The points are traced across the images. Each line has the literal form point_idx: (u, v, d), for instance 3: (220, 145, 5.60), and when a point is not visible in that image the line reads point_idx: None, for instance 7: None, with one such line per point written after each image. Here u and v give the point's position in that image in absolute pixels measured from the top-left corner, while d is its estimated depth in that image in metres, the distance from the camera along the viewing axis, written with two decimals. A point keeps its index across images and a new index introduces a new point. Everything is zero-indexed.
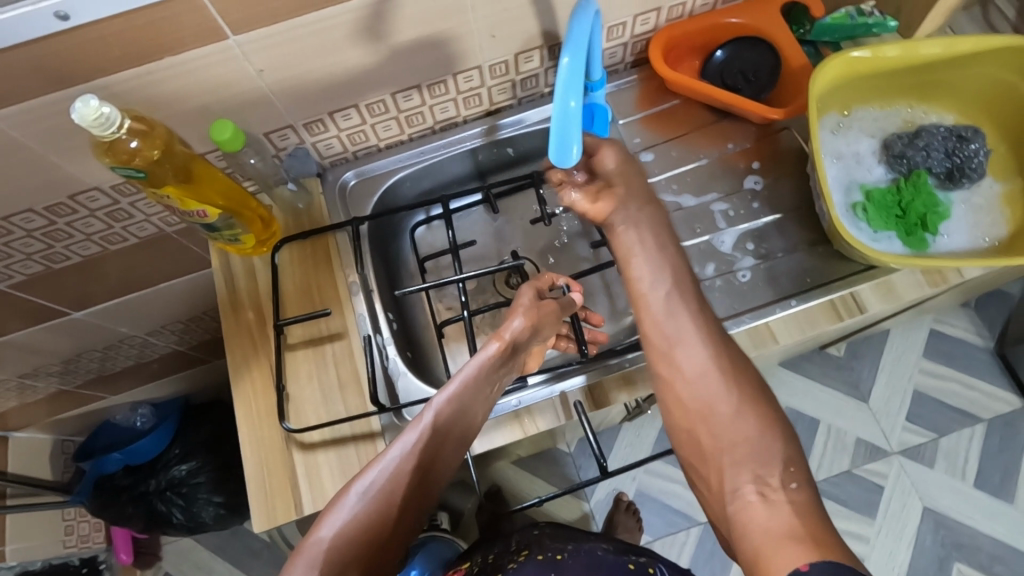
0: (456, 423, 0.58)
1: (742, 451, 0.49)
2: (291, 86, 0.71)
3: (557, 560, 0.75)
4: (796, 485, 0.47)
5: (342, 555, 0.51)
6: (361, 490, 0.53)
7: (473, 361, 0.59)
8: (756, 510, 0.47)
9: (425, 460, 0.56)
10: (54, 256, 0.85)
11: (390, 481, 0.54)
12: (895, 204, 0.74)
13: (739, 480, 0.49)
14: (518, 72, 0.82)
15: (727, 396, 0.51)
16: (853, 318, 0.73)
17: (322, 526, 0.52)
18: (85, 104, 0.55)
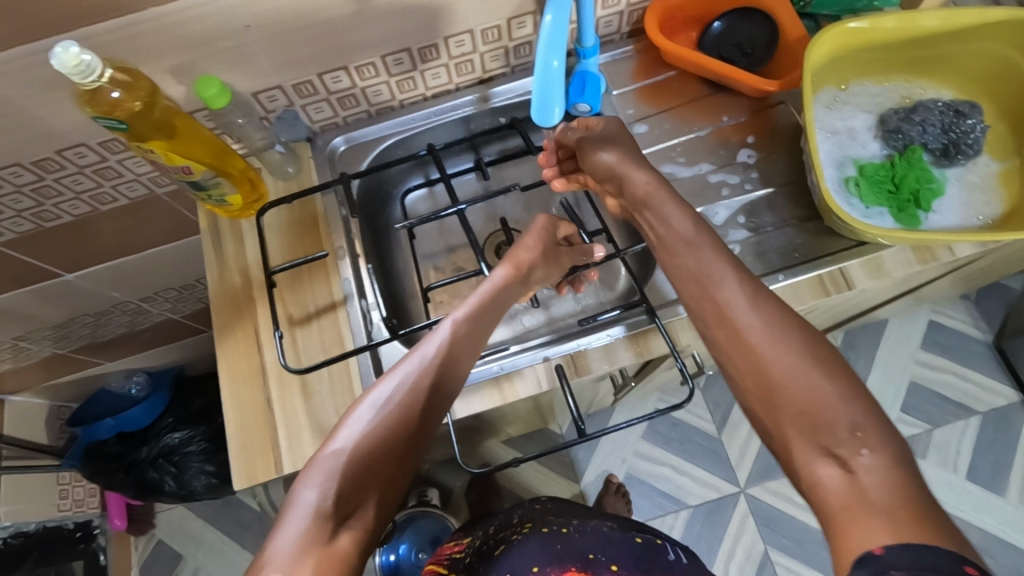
0: (469, 344, 0.64)
1: (805, 420, 0.49)
2: (278, 44, 0.70)
3: (563, 532, 0.78)
4: (867, 452, 0.45)
5: (360, 464, 0.53)
6: (375, 402, 0.57)
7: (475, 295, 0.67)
8: (834, 484, 0.45)
9: (440, 374, 0.60)
10: (44, 213, 0.85)
11: (409, 394, 0.57)
12: (887, 180, 0.73)
13: (811, 455, 0.48)
14: (511, 39, 0.81)
15: (791, 360, 0.51)
16: (840, 293, 0.72)
17: (337, 440, 0.54)
18: (65, 50, 0.55)
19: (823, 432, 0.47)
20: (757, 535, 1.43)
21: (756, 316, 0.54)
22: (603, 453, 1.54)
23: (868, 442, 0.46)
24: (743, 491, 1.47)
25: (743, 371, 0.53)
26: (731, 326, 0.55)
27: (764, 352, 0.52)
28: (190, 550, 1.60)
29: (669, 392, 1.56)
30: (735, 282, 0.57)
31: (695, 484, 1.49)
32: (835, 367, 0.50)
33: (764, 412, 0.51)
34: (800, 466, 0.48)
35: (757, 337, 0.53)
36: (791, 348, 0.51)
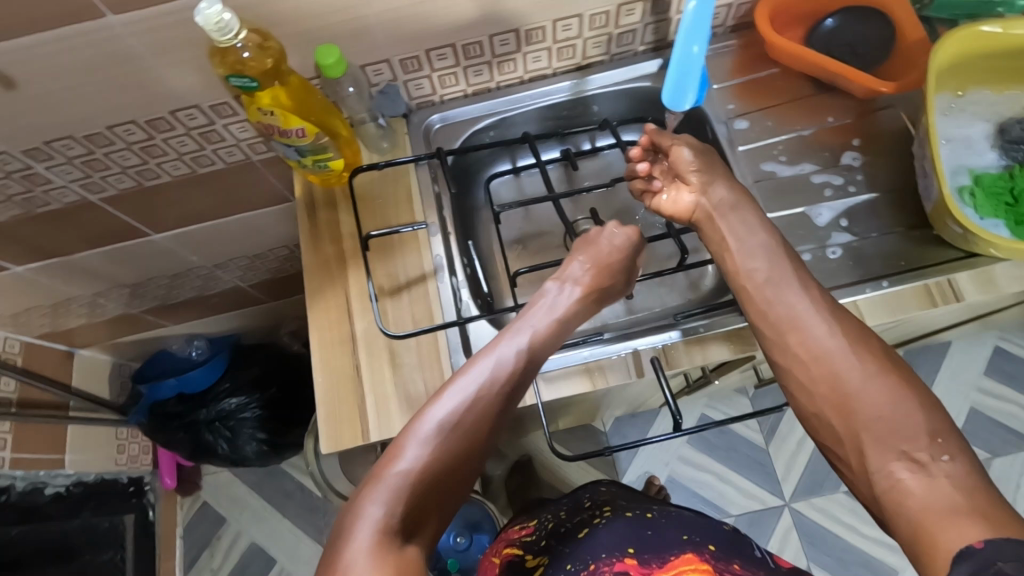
0: (531, 361, 0.64)
1: (882, 427, 0.52)
2: (395, 17, 0.71)
3: (650, 517, 0.76)
4: (947, 458, 0.49)
5: (422, 483, 0.55)
6: (438, 419, 0.58)
7: (526, 323, 0.66)
8: (914, 485, 0.49)
9: (500, 396, 0.61)
10: (145, 172, 0.88)
11: (470, 414, 0.59)
12: (1005, 191, 0.71)
13: (888, 459, 0.51)
14: (616, 26, 0.81)
15: (861, 372, 0.55)
16: (947, 304, 0.70)
17: (399, 458, 0.56)
18: (209, 7, 0.56)
19: (902, 438, 0.51)
20: (801, 551, 1.41)
21: (831, 333, 0.58)
22: (647, 454, 1.52)
23: (947, 450, 0.50)
24: (788, 505, 1.44)
25: (822, 391, 0.57)
26: (807, 342, 0.59)
27: (838, 363, 0.56)
28: (233, 514, 1.64)
29: (718, 399, 1.54)
30: (812, 320, 0.60)
31: (739, 494, 1.47)
32: (900, 380, 0.54)
33: (843, 426, 0.55)
34: (876, 471, 0.52)
35: (826, 354, 0.57)
36: (863, 361, 0.56)
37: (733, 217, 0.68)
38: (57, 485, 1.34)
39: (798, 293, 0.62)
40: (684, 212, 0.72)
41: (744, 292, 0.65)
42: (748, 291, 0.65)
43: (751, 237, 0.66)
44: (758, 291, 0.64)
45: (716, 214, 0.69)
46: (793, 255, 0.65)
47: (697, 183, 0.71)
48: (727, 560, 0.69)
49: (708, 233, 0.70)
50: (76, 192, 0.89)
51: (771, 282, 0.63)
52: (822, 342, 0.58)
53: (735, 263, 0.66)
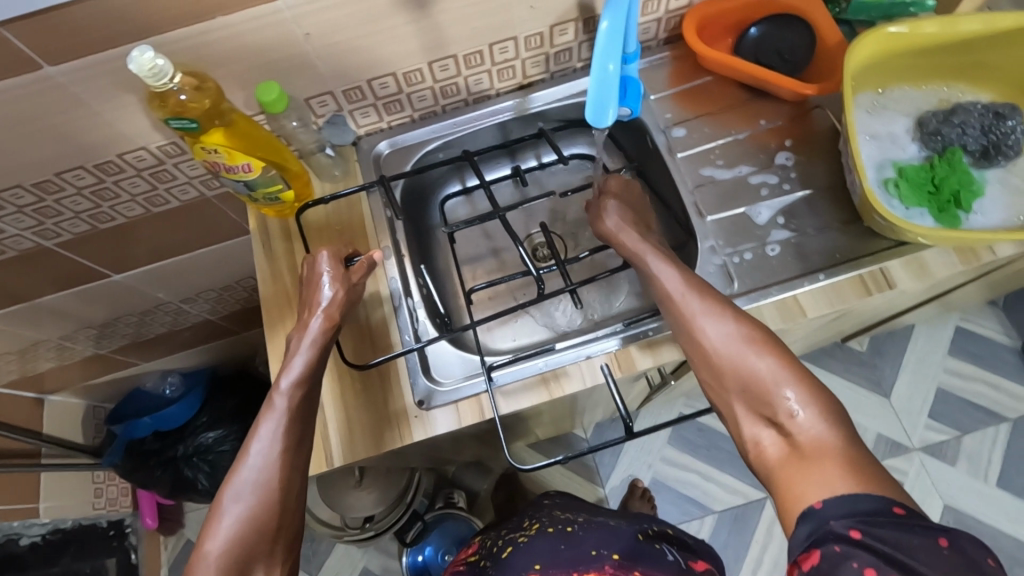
0: (308, 397, 0.64)
1: (750, 397, 0.56)
2: (334, 51, 0.73)
3: (568, 531, 0.79)
4: (801, 410, 0.53)
5: (234, 554, 0.55)
6: (233, 493, 0.57)
7: (304, 347, 0.66)
8: (777, 448, 0.54)
9: (288, 441, 0.60)
10: (100, 215, 0.89)
11: (262, 474, 0.58)
12: (928, 181, 0.74)
13: (757, 425, 0.56)
14: (552, 46, 0.83)
15: (729, 337, 0.59)
16: (882, 292, 0.73)
17: (207, 541, 0.55)
18: (141, 54, 0.58)
19: (763, 406, 0.55)
20: (785, 542, 1.43)
21: (703, 311, 0.62)
22: (628, 458, 1.54)
23: (801, 406, 0.53)
24: (770, 497, 1.47)
25: (710, 376, 0.60)
26: (684, 323, 0.63)
27: (711, 338, 0.60)
28: None
29: (694, 397, 1.56)
30: (705, 314, 0.61)
31: (721, 490, 1.49)
32: (773, 353, 0.57)
33: (723, 404, 0.59)
34: (749, 435, 0.57)
35: (707, 333, 0.61)
36: (734, 332, 0.59)
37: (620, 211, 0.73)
38: (32, 535, 1.32)
39: (666, 276, 0.65)
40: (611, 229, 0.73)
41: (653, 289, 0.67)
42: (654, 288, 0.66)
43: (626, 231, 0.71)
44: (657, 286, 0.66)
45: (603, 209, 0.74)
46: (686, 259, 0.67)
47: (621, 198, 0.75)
48: (629, 567, 0.69)
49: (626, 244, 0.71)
50: (31, 239, 0.89)
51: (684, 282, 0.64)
52: (718, 336, 0.60)
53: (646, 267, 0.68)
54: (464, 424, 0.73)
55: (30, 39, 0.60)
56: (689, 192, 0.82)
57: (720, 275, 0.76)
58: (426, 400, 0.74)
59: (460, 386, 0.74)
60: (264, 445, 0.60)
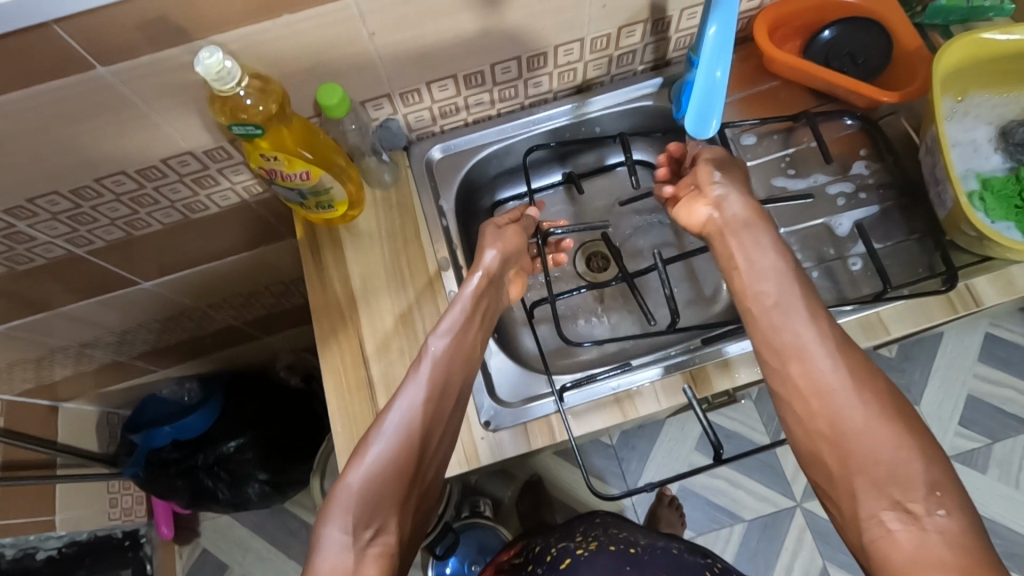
0: (459, 355, 0.62)
1: (879, 472, 0.51)
2: (397, 52, 0.68)
3: (631, 553, 0.77)
4: (943, 513, 0.48)
5: (375, 493, 0.52)
6: (381, 434, 0.55)
7: (460, 301, 0.64)
8: (904, 537, 0.48)
9: (433, 393, 0.58)
10: (136, 222, 0.84)
11: (408, 421, 0.56)
12: (1015, 194, 0.72)
13: (880, 506, 0.50)
14: (617, 47, 0.80)
15: (864, 413, 0.54)
16: (969, 310, 0.70)
17: (349, 474, 0.53)
18: (209, 55, 0.53)
19: (897, 487, 0.50)
20: (816, 550, 1.41)
21: (835, 368, 0.56)
22: (655, 464, 1.51)
23: (945, 503, 0.48)
24: (800, 504, 1.44)
25: (821, 418, 0.56)
26: (809, 373, 0.57)
27: (841, 403, 0.55)
28: (234, 559, 1.58)
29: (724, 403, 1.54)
30: (819, 351, 0.58)
31: (751, 498, 1.46)
32: (907, 429, 0.52)
33: (834, 462, 0.54)
34: (865, 517, 0.51)
35: (829, 390, 0.56)
36: (865, 403, 0.54)
37: (745, 235, 0.66)
38: (48, 549, 1.28)
39: (802, 321, 0.59)
40: (696, 225, 0.72)
41: (748, 312, 0.63)
42: (752, 312, 0.63)
43: (770, 260, 0.64)
44: (765, 315, 0.61)
45: (728, 230, 0.67)
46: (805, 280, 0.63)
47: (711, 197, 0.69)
48: None
49: (719, 250, 0.69)
50: (61, 246, 0.84)
51: (780, 308, 0.61)
52: (827, 376, 0.56)
53: (743, 284, 0.64)
54: (534, 447, 0.69)
55: (85, 37, 0.56)
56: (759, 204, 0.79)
57: None
58: (492, 421, 0.70)
59: (531, 404, 0.71)
60: (410, 395, 0.58)
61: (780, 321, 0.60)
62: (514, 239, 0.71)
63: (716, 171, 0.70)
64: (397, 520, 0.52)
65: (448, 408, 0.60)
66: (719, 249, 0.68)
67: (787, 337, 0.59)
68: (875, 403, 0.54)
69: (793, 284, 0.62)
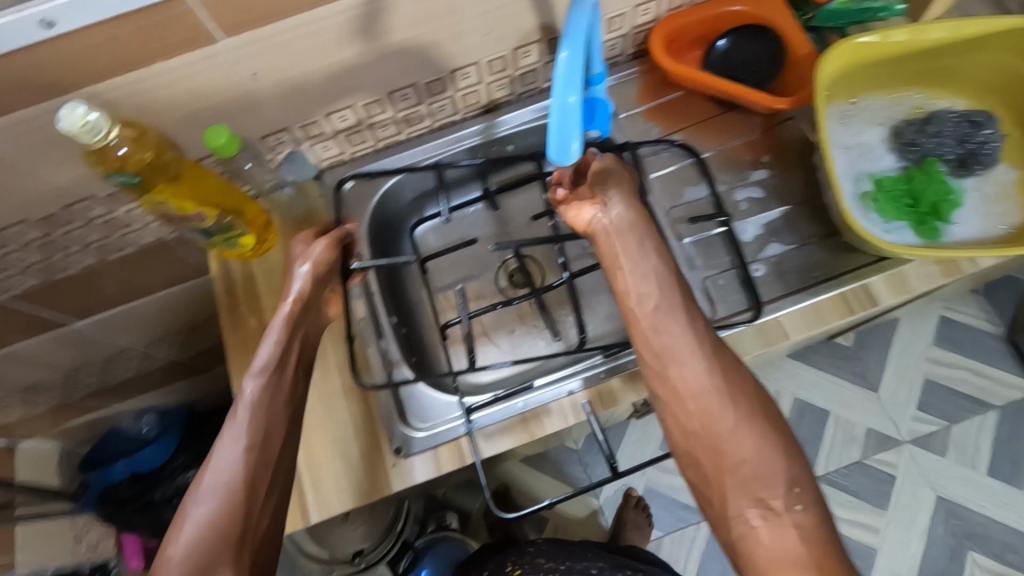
0: (279, 393, 0.59)
1: (746, 471, 0.53)
2: (285, 88, 0.69)
3: None
4: (798, 507, 0.51)
5: (200, 559, 0.50)
6: (199, 498, 0.53)
7: (270, 335, 0.61)
8: (764, 534, 0.51)
9: (254, 440, 0.55)
10: (53, 267, 0.84)
11: (227, 476, 0.53)
12: (905, 193, 0.73)
13: (745, 504, 0.52)
14: (516, 68, 0.81)
15: (732, 415, 0.55)
16: (866, 310, 0.72)
17: (171, 546, 0.51)
18: (71, 111, 0.54)
19: (761, 485, 0.52)
20: None
21: (706, 367, 0.56)
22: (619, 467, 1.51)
23: (801, 499, 0.51)
24: None
25: (693, 416, 0.56)
26: (685, 375, 0.57)
27: (716, 402, 0.55)
28: None
29: None
30: (694, 353, 0.57)
31: None
32: (766, 432, 0.54)
33: (706, 458, 0.55)
34: (733, 515, 0.53)
35: (705, 389, 0.56)
36: (738, 405, 0.55)
37: (629, 238, 0.64)
38: None
39: (680, 323, 0.59)
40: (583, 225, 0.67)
41: (630, 316, 0.61)
42: (635, 317, 0.60)
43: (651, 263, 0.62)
44: (647, 317, 0.60)
45: (613, 231, 0.65)
46: (683, 285, 0.62)
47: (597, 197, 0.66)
48: None
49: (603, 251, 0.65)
50: None
51: (660, 312, 0.59)
52: (697, 379, 0.56)
53: (625, 285, 0.62)
54: (443, 471, 0.70)
55: None
56: (664, 213, 0.80)
57: (701, 298, 0.75)
58: (404, 447, 0.71)
59: (439, 429, 0.71)
60: (228, 446, 0.55)
61: (661, 326, 0.59)
62: (328, 254, 0.65)
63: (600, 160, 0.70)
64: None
65: (279, 444, 0.57)
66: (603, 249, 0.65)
67: (666, 341, 0.58)
68: (744, 405, 0.55)
69: (672, 286, 0.61)
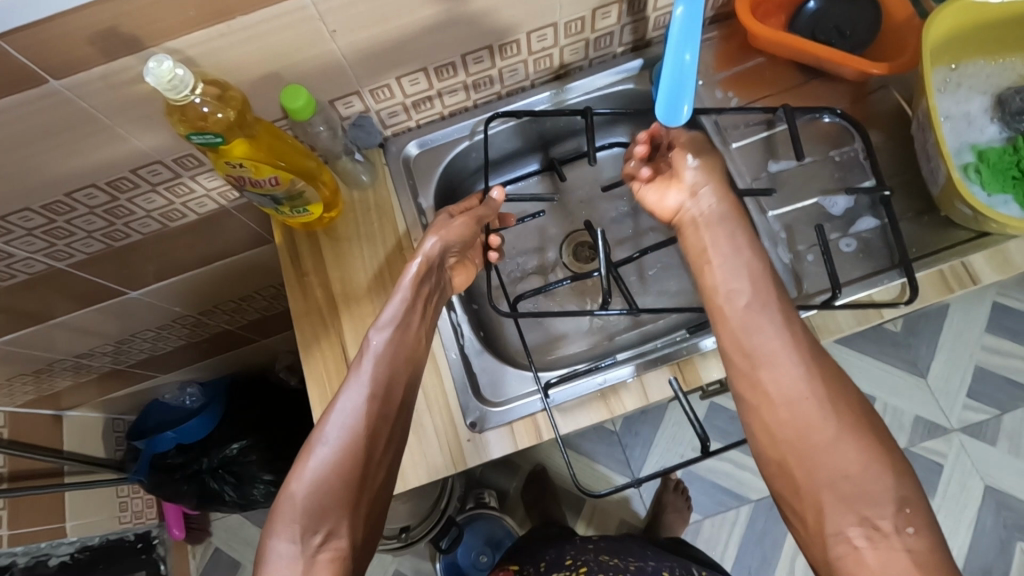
0: (406, 349, 0.62)
1: (847, 487, 0.54)
2: (362, 48, 0.66)
3: None
4: (910, 531, 0.51)
5: (318, 499, 0.54)
6: (324, 441, 0.56)
7: (398, 293, 0.63)
8: (871, 555, 0.51)
9: (377, 393, 0.58)
10: (114, 233, 0.83)
11: (351, 425, 0.57)
12: (1012, 166, 0.69)
13: (849, 523, 0.53)
14: (593, 30, 0.77)
15: (836, 424, 0.56)
16: (965, 289, 0.68)
17: (292, 485, 0.55)
18: (159, 65, 0.52)
19: (868, 505, 0.52)
20: None
21: (803, 375, 0.58)
22: (659, 449, 1.49)
23: (913, 522, 0.51)
24: None
25: (784, 425, 0.58)
26: (777, 379, 0.59)
27: (807, 411, 0.57)
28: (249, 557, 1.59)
29: None
30: (788, 358, 0.59)
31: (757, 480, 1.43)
32: (873, 448, 0.55)
33: (800, 471, 0.56)
34: (833, 532, 0.54)
35: (797, 398, 0.58)
36: (838, 415, 0.56)
37: (718, 229, 0.67)
38: (61, 555, 1.28)
39: (772, 322, 0.61)
40: (668, 213, 0.72)
41: (719, 313, 0.64)
42: (725, 314, 0.63)
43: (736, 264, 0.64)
44: (736, 316, 0.62)
45: (703, 223, 0.68)
46: (774, 280, 0.64)
47: (687, 185, 0.70)
48: None
49: (689, 240, 0.69)
50: (41, 262, 0.83)
51: (750, 309, 0.62)
52: (788, 387, 0.58)
53: (715, 283, 0.65)
54: (520, 447, 0.69)
55: (35, 53, 0.54)
56: (746, 186, 0.76)
57: (786, 273, 0.72)
58: (479, 422, 0.69)
59: (515, 405, 0.70)
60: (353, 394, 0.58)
61: (750, 327, 0.61)
62: (455, 228, 0.69)
63: (694, 157, 0.70)
64: (351, 518, 0.55)
65: (396, 401, 0.60)
66: (691, 243, 0.69)
67: (759, 343, 0.60)
68: (848, 419, 0.56)
69: (762, 283, 0.63)
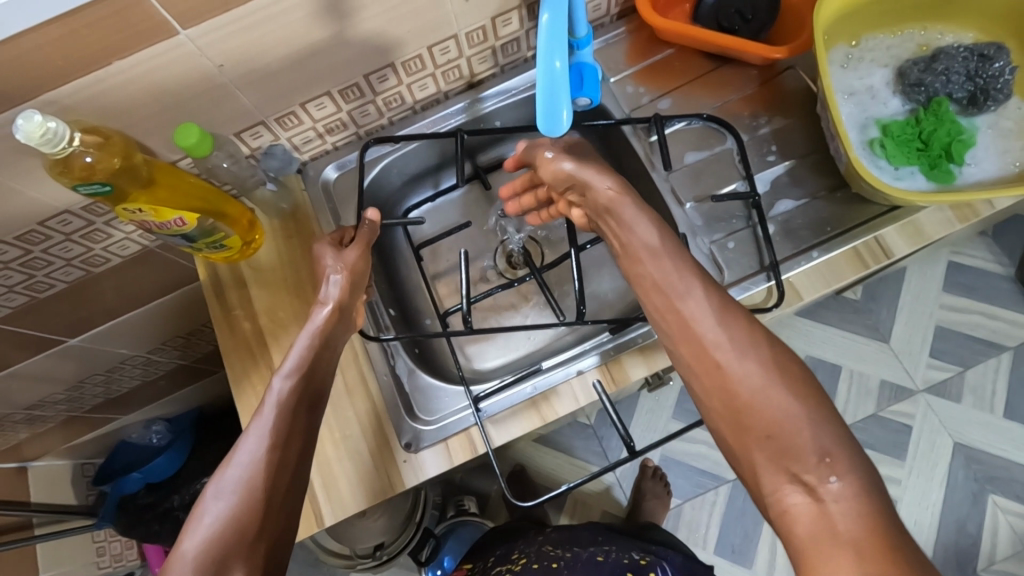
0: (311, 392, 0.59)
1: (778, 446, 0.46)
2: (255, 77, 0.65)
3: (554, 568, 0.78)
4: (837, 479, 0.44)
5: (213, 554, 0.48)
6: (218, 491, 0.51)
7: (303, 337, 0.60)
8: (805, 514, 0.44)
9: (280, 437, 0.54)
10: (36, 285, 0.82)
11: (250, 473, 0.52)
12: (914, 137, 0.69)
13: (780, 480, 0.45)
14: (497, 38, 0.76)
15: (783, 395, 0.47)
16: (880, 263, 0.70)
17: (184, 541, 0.49)
18: (27, 120, 0.51)
19: (793, 460, 0.45)
20: None
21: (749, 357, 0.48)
22: None
23: (837, 469, 0.44)
24: None
25: (715, 393, 0.49)
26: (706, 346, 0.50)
27: (733, 375, 0.48)
28: None
29: None
30: (712, 321, 0.50)
31: None
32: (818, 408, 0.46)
33: (731, 433, 0.48)
34: (768, 493, 0.46)
35: (753, 380, 0.48)
36: (800, 393, 0.47)
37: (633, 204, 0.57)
38: None
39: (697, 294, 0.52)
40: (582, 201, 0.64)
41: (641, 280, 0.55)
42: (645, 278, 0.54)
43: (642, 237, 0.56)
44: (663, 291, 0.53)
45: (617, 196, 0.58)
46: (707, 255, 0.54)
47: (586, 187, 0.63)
48: None
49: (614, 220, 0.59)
50: None
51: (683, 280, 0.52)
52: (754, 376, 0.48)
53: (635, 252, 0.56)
54: (456, 462, 0.69)
55: None
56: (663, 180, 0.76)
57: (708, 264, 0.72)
58: (414, 442, 0.69)
59: (448, 422, 0.70)
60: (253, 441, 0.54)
61: (678, 297, 0.52)
62: (357, 262, 0.65)
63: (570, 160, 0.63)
64: None
65: (298, 449, 0.56)
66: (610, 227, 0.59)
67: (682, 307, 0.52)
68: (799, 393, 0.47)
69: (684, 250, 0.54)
